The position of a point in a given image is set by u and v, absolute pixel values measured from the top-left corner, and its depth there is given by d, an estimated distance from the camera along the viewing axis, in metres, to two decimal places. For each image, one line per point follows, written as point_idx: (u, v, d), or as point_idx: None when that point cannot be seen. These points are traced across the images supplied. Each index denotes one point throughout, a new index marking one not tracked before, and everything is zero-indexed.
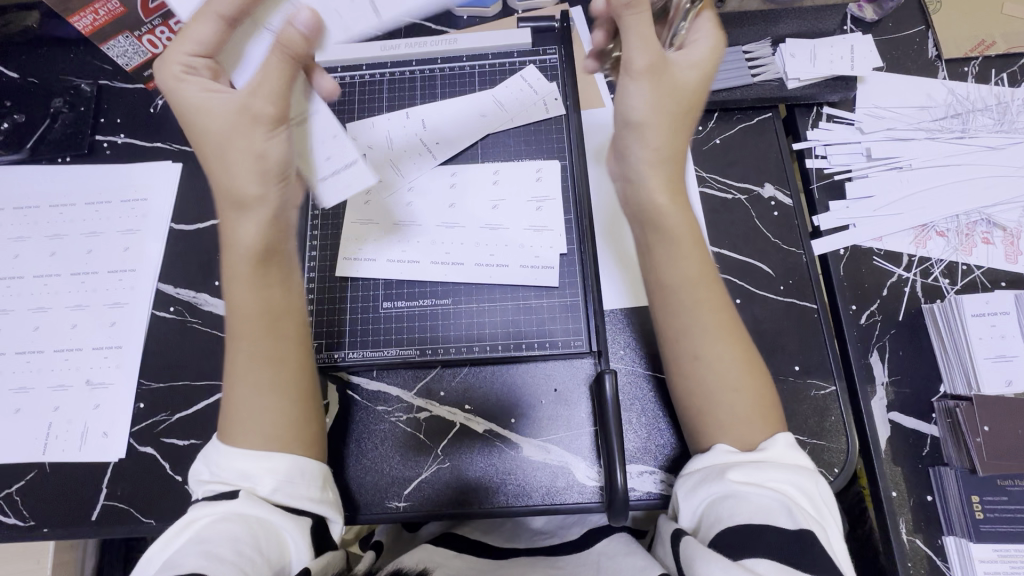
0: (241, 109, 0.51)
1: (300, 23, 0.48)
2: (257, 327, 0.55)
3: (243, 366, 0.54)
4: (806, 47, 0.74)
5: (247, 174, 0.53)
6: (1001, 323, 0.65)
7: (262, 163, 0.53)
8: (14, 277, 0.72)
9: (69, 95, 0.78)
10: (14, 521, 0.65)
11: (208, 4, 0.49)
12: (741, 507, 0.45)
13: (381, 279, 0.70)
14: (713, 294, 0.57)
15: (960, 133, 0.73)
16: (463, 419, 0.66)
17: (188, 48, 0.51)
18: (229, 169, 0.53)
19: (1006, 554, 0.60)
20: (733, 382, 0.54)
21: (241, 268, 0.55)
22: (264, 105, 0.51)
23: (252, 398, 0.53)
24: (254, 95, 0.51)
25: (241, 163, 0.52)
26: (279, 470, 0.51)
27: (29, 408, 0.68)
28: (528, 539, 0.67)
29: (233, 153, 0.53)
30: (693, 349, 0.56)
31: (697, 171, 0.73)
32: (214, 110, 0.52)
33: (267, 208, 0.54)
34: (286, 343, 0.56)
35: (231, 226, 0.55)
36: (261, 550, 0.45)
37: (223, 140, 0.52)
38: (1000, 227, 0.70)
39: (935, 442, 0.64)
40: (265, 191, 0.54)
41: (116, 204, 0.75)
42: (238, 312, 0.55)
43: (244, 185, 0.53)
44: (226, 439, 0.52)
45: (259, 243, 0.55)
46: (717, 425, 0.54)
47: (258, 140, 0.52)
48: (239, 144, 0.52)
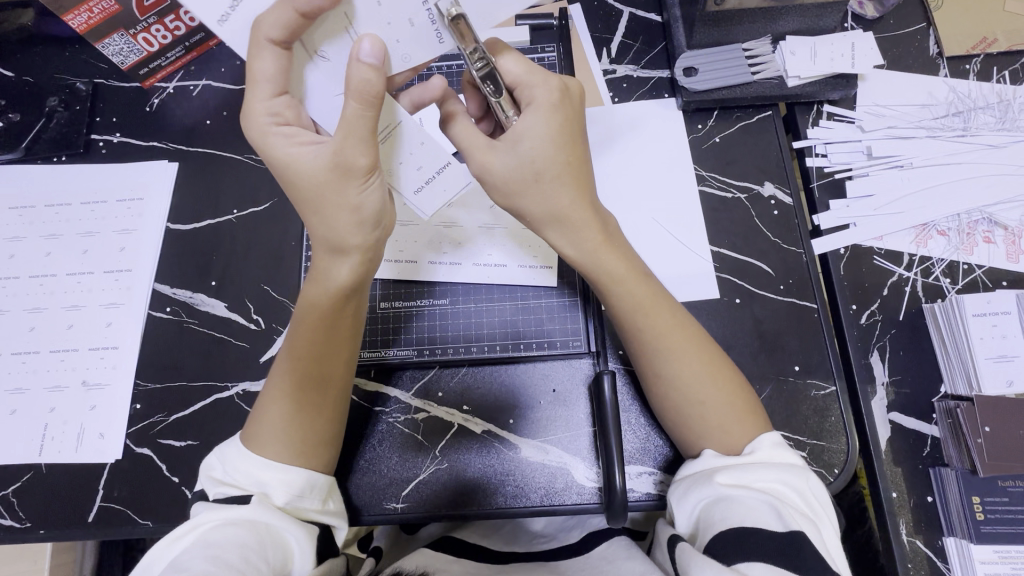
0: (336, 165, 0.46)
1: (367, 55, 0.44)
2: (312, 352, 0.54)
3: (288, 386, 0.54)
4: (806, 43, 0.73)
5: (345, 226, 0.49)
6: (1003, 323, 0.64)
7: (359, 215, 0.48)
8: (9, 277, 0.72)
9: (64, 93, 0.77)
10: (10, 522, 0.64)
11: (258, 30, 0.44)
12: (732, 510, 0.46)
13: (409, 279, 0.69)
14: (655, 330, 0.55)
15: (961, 132, 0.72)
16: (461, 419, 0.65)
17: (268, 92, 0.46)
18: (327, 223, 0.49)
19: (1007, 555, 0.60)
20: (695, 395, 0.54)
21: (323, 303, 0.53)
22: (357, 157, 0.46)
23: (290, 415, 0.53)
24: (345, 149, 0.45)
25: (338, 217, 0.48)
26: (296, 484, 0.52)
27: (25, 409, 0.67)
28: (527, 541, 0.66)
29: (329, 206, 0.48)
30: (654, 368, 0.56)
31: (695, 170, 0.73)
32: (307, 165, 0.47)
33: (366, 252, 0.51)
34: (333, 364, 0.55)
35: (326, 266, 0.52)
36: (266, 555, 0.45)
37: (316, 198, 0.48)
38: (1001, 226, 0.69)
39: (936, 443, 0.64)
40: (366, 237, 0.50)
41: (112, 203, 0.74)
42: (302, 336, 0.54)
43: (345, 235, 0.49)
44: (250, 442, 0.53)
45: (349, 282, 0.52)
46: (700, 431, 0.54)
47: (353, 193, 0.47)
48: (332, 200, 0.47)
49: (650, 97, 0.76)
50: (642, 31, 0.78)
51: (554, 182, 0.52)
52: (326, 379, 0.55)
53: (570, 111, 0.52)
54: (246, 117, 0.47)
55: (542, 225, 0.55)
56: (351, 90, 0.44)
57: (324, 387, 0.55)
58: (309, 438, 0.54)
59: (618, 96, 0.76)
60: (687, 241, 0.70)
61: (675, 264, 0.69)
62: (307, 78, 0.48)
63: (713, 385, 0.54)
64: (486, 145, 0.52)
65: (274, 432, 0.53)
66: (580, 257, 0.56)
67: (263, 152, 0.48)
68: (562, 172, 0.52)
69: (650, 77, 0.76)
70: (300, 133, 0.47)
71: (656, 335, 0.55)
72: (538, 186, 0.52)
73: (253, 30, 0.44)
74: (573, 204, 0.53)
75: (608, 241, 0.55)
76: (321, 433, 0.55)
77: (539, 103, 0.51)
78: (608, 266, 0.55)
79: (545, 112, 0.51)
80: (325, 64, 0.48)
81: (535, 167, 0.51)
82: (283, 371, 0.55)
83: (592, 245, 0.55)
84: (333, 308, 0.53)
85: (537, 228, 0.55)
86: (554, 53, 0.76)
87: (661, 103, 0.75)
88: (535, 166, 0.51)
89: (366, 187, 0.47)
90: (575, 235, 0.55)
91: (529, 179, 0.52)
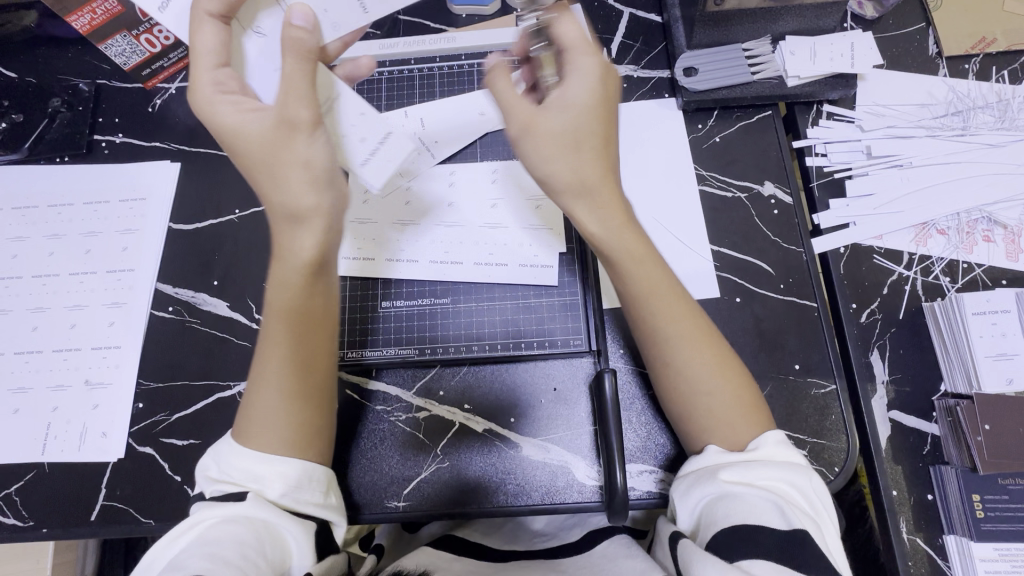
0: (280, 121, 0.47)
1: (298, 20, 0.49)
2: (290, 334, 0.54)
3: (269, 372, 0.54)
4: (806, 44, 0.73)
5: (298, 186, 0.47)
6: (1003, 321, 0.64)
7: (311, 171, 0.48)
8: (12, 277, 0.72)
9: (67, 94, 0.78)
10: (13, 521, 0.64)
11: (197, 7, 0.49)
12: (734, 507, 0.46)
13: (408, 279, 0.69)
14: (665, 316, 0.55)
15: (960, 131, 0.72)
16: (462, 419, 0.66)
17: (213, 63, 0.49)
18: (280, 187, 0.48)
19: (1007, 554, 0.60)
20: (699, 386, 0.54)
21: (293, 280, 0.51)
22: (298, 109, 0.47)
23: (275, 403, 0.53)
24: (287, 103, 0.47)
25: (291, 175, 0.47)
26: (291, 476, 0.51)
27: (28, 408, 0.67)
28: (528, 540, 0.67)
29: (280, 166, 0.47)
30: (663, 354, 0.56)
31: (696, 170, 0.73)
32: (252, 129, 0.47)
33: (324, 218, 0.49)
34: (313, 348, 0.55)
35: (288, 239, 0.50)
36: (264, 553, 0.46)
37: (267, 162, 0.47)
38: (1001, 225, 0.69)
39: (936, 441, 0.64)
40: (321, 201, 0.48)
41: (115, 203, 0.75)
42: (276, 318, 0.54)
43: (300, 198, 0.47)
44: (242, 438, 0.53)
45: (315, 253, 0.50)
46: (703, 422, 0.54)
47: (301, 148, 0.47)
48: (282, 159, 0.47)
49: (650, 97, 0.76)
50: (641, 32, 0.79)
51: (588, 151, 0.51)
52: (309, 364, 0.55)
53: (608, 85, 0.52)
54: (196, 97, 0.49)
55: (572, 198, 0.52)
56: (286, 46, 0.47)
57: (308, 368, 0.55)
58: (304, 429, 0.54)
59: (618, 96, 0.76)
60: (687, 240, 0.70)
61: (674, 263, 0.69)
62: (243, 53, 0.54)
63: (718, 376, 0.54)
64: (533, 107, 0.51)
65: (267, 421, 0.53)
66: (603, 234, 0.53)
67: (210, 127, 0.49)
68: (599, 144, 0.52)
69: (649, 77, 0.77)
70: (246, 101, 0.49)
71: (666, 321, 0.55)
72: (581, 152, 0.51)
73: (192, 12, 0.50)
74: (601, 174, 0.52)
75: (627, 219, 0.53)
76: (313, 418, 0.55)
77: (588, 69, 0.51)
78: (627, 243, 0.53)
79: (594, 71, 0.51)
80: (258, 43, 0.54)
81: (581, 134, 0.51)
82: (261, 360, 0.54)
83: (615, 220, 0.53)
84: (302, 283, 0.52)
85: (566, 202, 0.52)
86: None
87: (661, 103, 0.76)
88: (577, 133, 0.51)
89: (308, 140, 0.47)
90: (599, 210, 0.52)
91: (570, 146, 0.51)
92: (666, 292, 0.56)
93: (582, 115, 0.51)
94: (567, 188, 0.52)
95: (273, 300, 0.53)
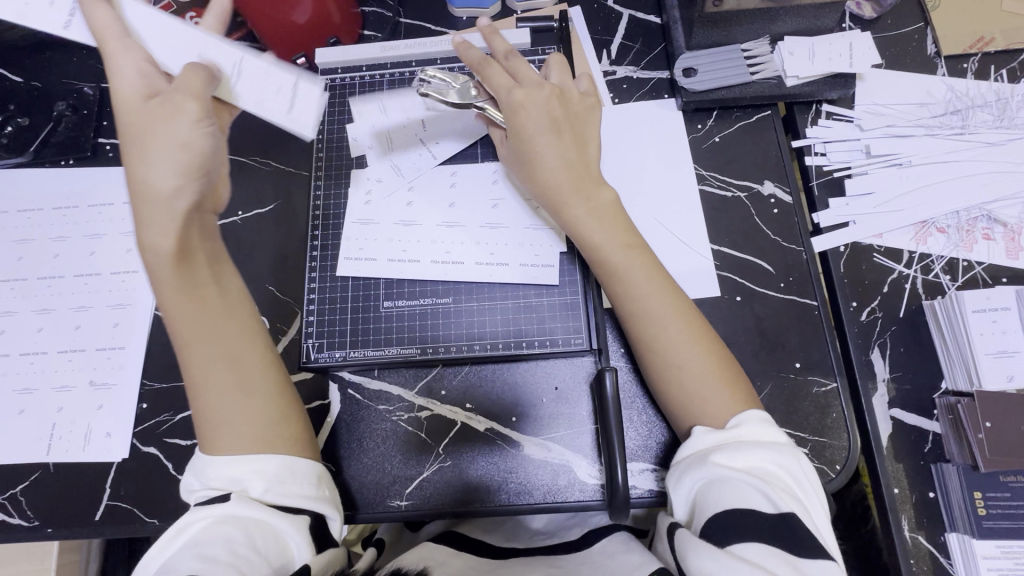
0: (167, 108, 0.52)
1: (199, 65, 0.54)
2: (200, 330, 0.55)
3: (198, 371, 0.54)
4: (804, 45, 0.74)
5: (166, 167, 0.52)
6: (1003, 319, 0.64)
7: (188, 153, 0.52)
8: (18, 279, 0.73)
9: (72, 98, 0.79)
10: (19, 521, 0.65)
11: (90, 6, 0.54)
12: (725, 492, 0.46)
13: (406, 278, 0.70)
14: (647, 292, 0.56)
15: (959, 130, 0.73)
16: (464, 418, 0.66)
17: (118, 43, 0.55)
18: (150, 168, 0.52)
19: (1009, 551, 0.60)
20: (675, 359, 0.55)
21: (167, 274, 0.55)
22: (184, 99, 0.52)
23: (220, 400, 0.54)
24: (175, 93, 0.53)
25: (164, 152, 0.52)
26: (269, 473, 0.51)
27: (34, 409, 0.68)
28: (527, 538, 0.67)
29: (154, 147, 0.52)
30: (641, 332, 0.57)
31: (695, 169, 0.73)
32: (146, 109, 0.53)
33: (184, 203, 0.53)
34: (234, 344, 0.56)
35: (144, 228, 0.54)
36: (258, 549, 0.46)
37: (148, 141, 0.52)
38: (1001, 223, 0.69)
39: (937, 439, 0.64)
40: (185, 183, 0.53)
41: (119, 205, 0.75)
42: (174, 318, 0.55)
43: (163, 179, 0.52)
44: (210, 449, 0.53)
45: (177, 238, 0.54)
46: (686, 396, 0.55)
47: (180, 130, 0.52)
48: (161, 140, 0.52)
49: (650, 98, 0.76)
50: (641, 33, 0.79)
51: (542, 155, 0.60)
52: (239, 360, 0.56)
53: (530, 100, 0.61)
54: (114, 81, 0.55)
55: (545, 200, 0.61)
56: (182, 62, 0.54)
57: (239, 364, 0.56)
58: (262, 425, 0.54)
59: (618, 96, 0.77)
60: (687, 239, 0.70)
61: (674, 262, 0.70)
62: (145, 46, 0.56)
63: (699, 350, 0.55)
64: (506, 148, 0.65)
65: (218, 425, 0.53)
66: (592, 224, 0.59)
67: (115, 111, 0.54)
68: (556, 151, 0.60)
69: (649, 78, 0.77)
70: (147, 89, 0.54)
71: (649, 296, 0.56)
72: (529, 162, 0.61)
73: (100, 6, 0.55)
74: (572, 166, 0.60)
75: (593, 211, 0.59)
76: (269, 417, 0.55)
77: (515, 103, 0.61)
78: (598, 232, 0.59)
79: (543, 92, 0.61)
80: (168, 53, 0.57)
81: (525, 153, 0.61)
82: (191, 361, 0.55)
83: (599, 210, 0.59)
84: (177, 271, 0.55)
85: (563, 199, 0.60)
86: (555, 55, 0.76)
87: (661, 103, 0.76)
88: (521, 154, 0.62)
89: (182, 122, 0.52)
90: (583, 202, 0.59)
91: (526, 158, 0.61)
92: (636, 266, 0.57)
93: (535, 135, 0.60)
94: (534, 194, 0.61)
95: (167, 302, 0.55)
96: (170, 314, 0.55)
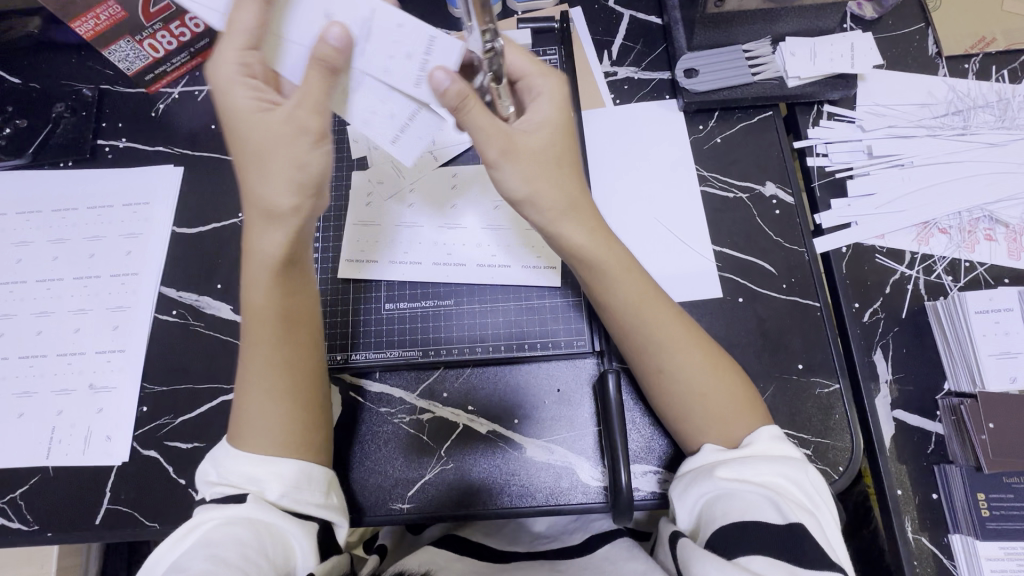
0: (291, 124, 0.47)
1: (334, 40, 0.45)
2: (273, 332, 0.54)
3: (257, 369, 0.54)
4: (805, 45, 0.73)
5: (281, 185, 0.48)
6: (1006, 320, 0.64)
7: (303, 176, 0.48)
8: (16, 281, 0.72)
9: (71, 100, 0.78)
10: (18, 525, 0.65)
11: None
12: (732, 505, 0.46)
13: (402, 279, 0.69)
14: (653, 323, 0.56)
15: (961, 130, 0.73)
16: (466, 420, 0.66)
17: (242, 43, 0.46)
18: (264, 182, 0.49)
19: (1012, 552, 0.60)
20: (691, 389, 0.54)
21: (263, 278, 0.53)
22: (310, 118, 0.47)
23: (264, 406, 0.53)
24: (300, 107, 0.47)
25: (280, 170, 0.48)
26: (288, 477, 0.51)
27: (33, 413, 0.68)
28: (529, 542, 0.67)
29: (272, 161, 0.48)
30: (650, 363, 0.56)
31: (697, 170, 0.73)
32: (267, 120, 0.48)
33: (300, 220, 0.51)
34: (297, 350, 0.56)
35: (256, 235, 0.52)
36: (266, 554, 0.46)
37: (266, 153, 0.48)
38: (1002, 223, 0.69)
39: (940, 440, 0.64)
40: (300, 203, 0.50)
41: (118, 208, 0.75)
42: (252, 312, 0.54)
43: (279, 197, 0.49)
44: (237, 442, 0.53)
45: (281, 252, 0.52)
46: (698, 424, 0.54)
47: (299, 152, 0.48)
48: (281, 158, 0.48)
49: (652, 98, 0.76)
50: (642, 33, 0.79)
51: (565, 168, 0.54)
52: (298, 369, 0.55)
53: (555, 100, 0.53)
54: (217, 66, 0.47)
55: (558, 218, 0.54)
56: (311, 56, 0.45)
57: (295, 371, 0.55)
58: (292, 431, 0.54)
59: (619, 97, 0.77)
60: (688, 240, 0.70)
61: (675, 263, 0.69)
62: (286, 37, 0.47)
63: (713, 374, 0.55)
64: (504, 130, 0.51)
65: (260, 422, 0.53)
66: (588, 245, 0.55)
67: (221, 104, 0.49)
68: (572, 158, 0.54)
69: (651, 78, 0.77)
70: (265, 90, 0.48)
71: (658, 327, 0.55)
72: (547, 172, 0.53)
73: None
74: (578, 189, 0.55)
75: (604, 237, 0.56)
76: (304, 424, 0.55)
77: (550, 91, 0.53)
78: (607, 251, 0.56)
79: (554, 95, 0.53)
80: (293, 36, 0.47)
81: (541, 156, 0.52)
82: (252, 357, 0.54)
83: (599, 235, 0.56)
84: (279, 280, 0.53)
85: (552, 219, 0.54)
86: (555, 56, 0.76)
87: (663, 103, 0.76)
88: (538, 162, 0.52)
89: (303, 144, 0.47)
90: (585, 224, 0.55)
91: (549, 165, 0.53)
92: (644, 298, 0.56)
93: (535, 137, 0.52)
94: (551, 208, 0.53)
95: (251, 298, 0.54)
96: (248, 307, 0.55)
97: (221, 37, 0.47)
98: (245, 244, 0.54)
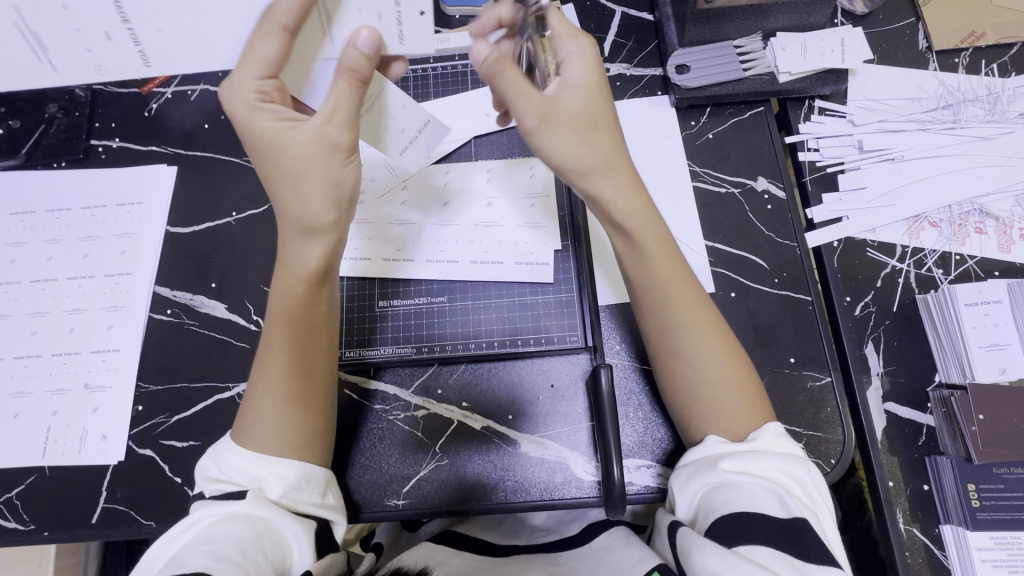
0: (322, 140, 0.47)
1: (363, 44, 0.45)
2: (295, 335, 0.54)
3: (274, 372, 0.54)
4: (796, 39, 0.73)
5: (321, 201, 0.48)
6: (996, 312, 0.65)
7: (338, 190, 0.49)
8: (11, 282, 0.72)
9: (63, 100, 0.78)
10: (14, 525, 0.65)
11: (268, 15, 0.43)
12: (733, 496, 0.46)
13: (391, 277, 0.70)
14: (678, 302, 0.56)
15: (951, 124, 0.73)
16: (461, 417, 0.66)
17: (264, 72, 0.45)
18: (301, 199, 0.48)
19: (1003, 542, 0.60)
20: (706, 378, 0.55)
21: (297, 288, 0.53)
22: (341, 134, 0.47)
23: (274, 406, 0.53)
24: (332, 125, 0.46)
25: (316, 188, 0.48)
26: (290, 477, 0.52)
27: (28, 413, 0.68)
28: (526, 535, 0.67)
29: (309, 182, 0.48)
30: (671, 344, 0.56)
31: (689, 166, 0.73)
32: (296, 142, 0.47)
33: (338, 231, 0.51)
34: (313, 354, 0.56)
35: (295, 249, 0.52)
36: (265, 552, 0.46)
37: (298, 171, 0.47)
38: (992, 217, 0.70)
39: (931, 432, 0.64)
40: (339, 215, 0.50)
41: (112, 207, 0.75)
42: (278, 314, 0.55)
43: (319, 213, 0.49)
44: (242, 439, 0.53)
45: (320, 263, 0.52)
46: (709, 414, 0.54)
47: (335, 169, 0.48)
48: (315, 175, 0.47)
49: (644, 95, 0.77)
50: (634, 30, 0.79)
51: (603, 129, 0.53)
52: (314, 372, 0.56)
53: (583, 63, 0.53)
54: (231, 94, 0.46)
55: (596, 176, 0.53)
56: (343, 73, 0.45)
57: (311, 375, 0.56)
58: (300, 432, 0.54)
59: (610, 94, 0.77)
60: (682, 236, 0.70)
61: None
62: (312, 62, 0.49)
63: (723, 368, 0.55)
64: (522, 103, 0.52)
65: (268, 425, 0.53)
66: (626, 211, 0.55)
67: (241, 129, 0.48)
68: (608, 121, 0.53)
69: (642, 75, 0.77)
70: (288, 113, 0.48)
71: (680, 309, 0.56)
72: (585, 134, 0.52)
73: (263, 14, 0.44)
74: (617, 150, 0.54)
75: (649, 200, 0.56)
76: (308, 423, 0.55)
77: (580, 54, 0.53)
78: (643, 224, 0.55)
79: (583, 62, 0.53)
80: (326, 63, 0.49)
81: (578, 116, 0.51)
82: (269, 362, 0.54)
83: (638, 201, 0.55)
84: (309, 292, 0.54)
85: (589, 178, 0.53)
86: None
87: (655, 100, 0.76)
88: (578, 121, 0.51)
89: (338, 160, 0.47)
90: (623, 189, 0.54)
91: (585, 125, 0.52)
92: (674, 272, 0.57)
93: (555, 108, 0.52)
94: (583, 167, 0.52)
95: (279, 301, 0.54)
96: (273, 309, 0.55)
97: (237, 64, 0.46)
98: (280, 253, 0.54)
